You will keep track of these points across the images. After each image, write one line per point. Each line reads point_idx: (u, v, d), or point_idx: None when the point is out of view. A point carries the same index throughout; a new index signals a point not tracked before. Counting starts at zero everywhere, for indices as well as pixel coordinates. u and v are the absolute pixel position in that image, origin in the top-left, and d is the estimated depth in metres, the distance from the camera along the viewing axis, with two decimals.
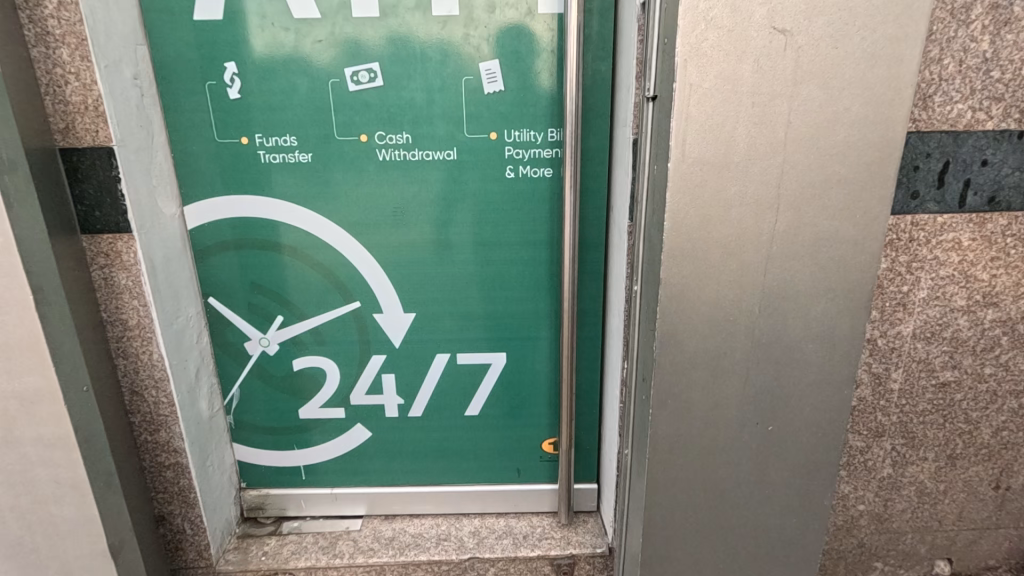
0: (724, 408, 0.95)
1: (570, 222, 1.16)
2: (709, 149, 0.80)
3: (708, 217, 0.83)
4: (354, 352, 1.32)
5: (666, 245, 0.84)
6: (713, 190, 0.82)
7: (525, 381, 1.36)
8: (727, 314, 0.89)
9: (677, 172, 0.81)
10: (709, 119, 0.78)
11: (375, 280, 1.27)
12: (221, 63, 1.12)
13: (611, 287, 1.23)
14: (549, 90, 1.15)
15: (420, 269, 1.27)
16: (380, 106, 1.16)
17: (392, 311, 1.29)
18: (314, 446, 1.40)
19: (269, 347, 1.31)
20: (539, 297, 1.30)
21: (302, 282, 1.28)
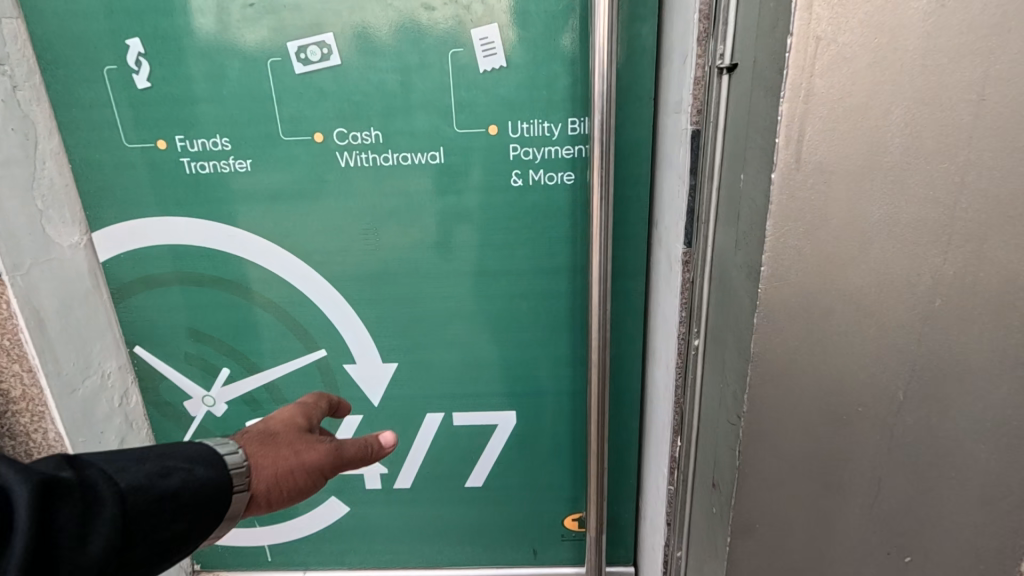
0: (837, 536, 0.62)
1: (599, 247, 0.86)
2: (843, 147, 0.48)
3: (833, 259, 0.51)
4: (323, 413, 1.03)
5: (761, 303, 0.53)
6: (847, 217, 0.50)
7: (541, 446, 1.06)
8: (857, 408, 0.57)
9: (786, 187, 0.49)
10: (847, 97, 0.46)
11: (344, 322, 0.98)
12: (122, 40, 0.83)
13: (656, 330, 0.92)
14: (568, 65, 0.84)
15: (402, 308, 0.97)
16: (338, 93, 0.85)
17: (367, 361, 1.00)
18: (279, 523, 1.13)
19: (216, 407, 1.04)
20: (558, 341, 0.99)
21: (252, 326, 0.99)
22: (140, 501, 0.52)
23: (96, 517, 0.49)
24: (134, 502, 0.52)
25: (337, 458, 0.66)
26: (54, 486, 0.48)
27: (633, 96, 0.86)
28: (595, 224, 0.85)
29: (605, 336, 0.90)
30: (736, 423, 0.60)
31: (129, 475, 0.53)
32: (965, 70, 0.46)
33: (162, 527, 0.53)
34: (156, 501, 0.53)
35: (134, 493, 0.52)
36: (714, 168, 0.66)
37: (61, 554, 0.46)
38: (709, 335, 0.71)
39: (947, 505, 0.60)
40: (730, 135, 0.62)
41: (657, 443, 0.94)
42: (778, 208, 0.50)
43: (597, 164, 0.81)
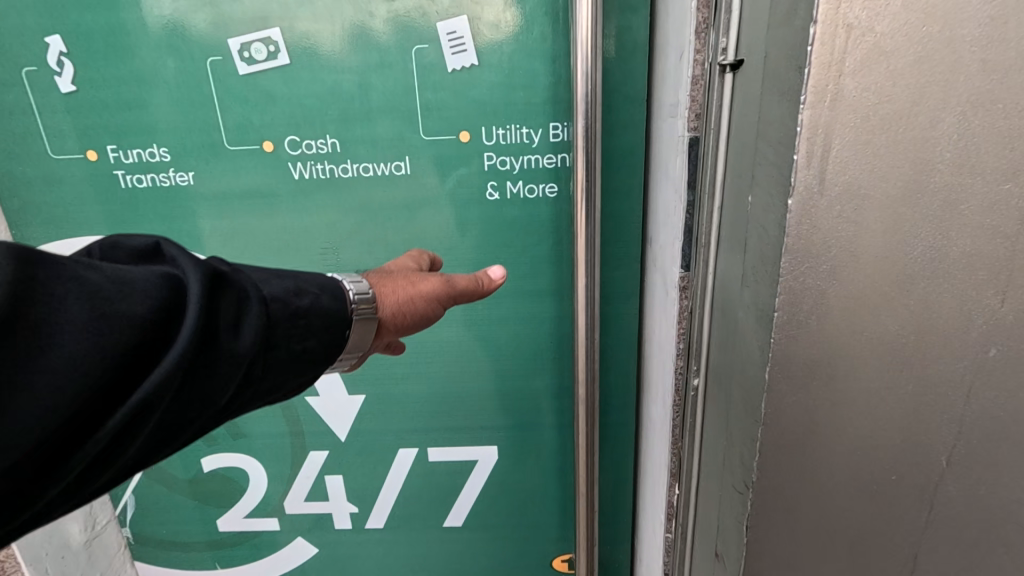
0: None
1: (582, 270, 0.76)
2: (878, 165, 0.38)
3: (863, 302, 0.41)
4: (284, 449, 0.94)
5: (772, 355, 0.43)
6: (882, 252, 0.40)
7: (527, 481, 0.97)
8: (891, 478, 0.47)
9: (805, 216, 0.39)
10: (885, 103, 0.36)
11: None
12: (41, 38, 0.73)
13: (651, 360, 0.82)
14: (548, 63, 0.74)
15: None
16: (288, 96, 0.75)
17: (332, 394, 0.91)
18: (241, 566, 1.04)
19: None
20: (542, 369, 0.89)
21: None
22: (283, 309, 0.51)
23: (250, 315, 0.49)
24: (276, 311, 0.51)
25: (458, 289, 0.63)
26: (217, 278, 0.49)
27: (622, 97, 0.76)
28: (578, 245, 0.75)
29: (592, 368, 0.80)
30: (743, 491, 0.50)
31: (270, 286, 0.52)
32: None
33: (296, 341, 0.52)
34: (299, 313, 0.52)
35: (275, 303, 0.51)
36: (717, 183, 0.56)
37: (217, 329, 0.46)
38: (710, 376, 0.61)
39: None
40: (734, 145, 0.52)
41: (653, 483, 0.84)
42: (793, 241, 0.40)
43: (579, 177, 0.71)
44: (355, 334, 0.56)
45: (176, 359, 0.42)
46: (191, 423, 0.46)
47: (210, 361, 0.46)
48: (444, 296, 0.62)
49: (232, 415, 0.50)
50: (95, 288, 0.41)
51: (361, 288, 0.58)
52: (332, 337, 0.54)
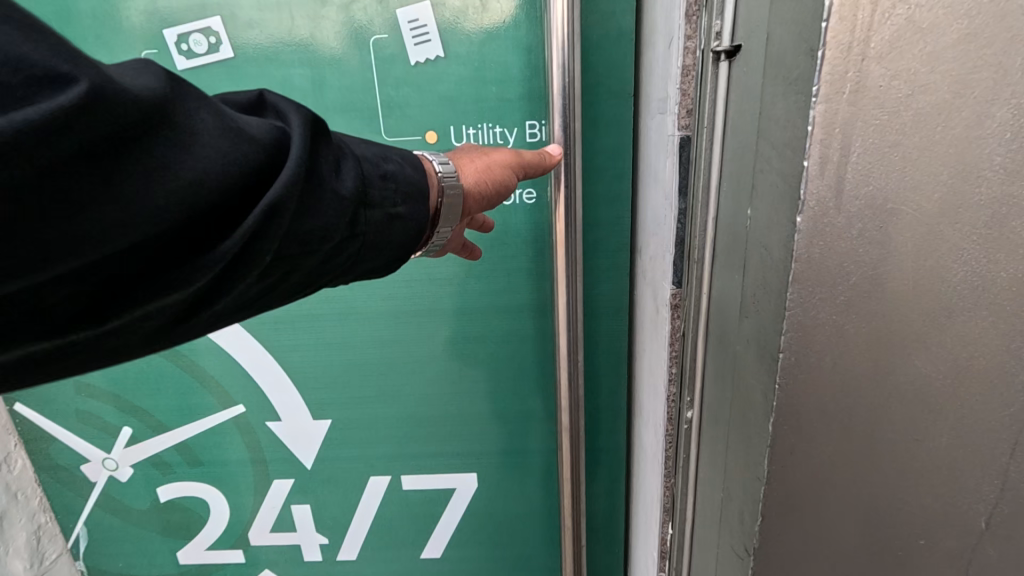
0: None
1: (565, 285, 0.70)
2: (908, 173, 0.30)
3: (885, 339, 0.34)
4: (246, 477, 0.87)
5: (777, 404, 0.36)
6: (910, 279, 0.32)
7: (508, 507, 0.90)
8: (919, 542, 0.39)
9: (818, 238, 0.32)
10: (917, 97, 0.29)
11: (264, 373, 0.82)
12: None
13: (643, 381, 0.75)
14: (519, 52, 0.67)
15: (333, 355, 0.81)
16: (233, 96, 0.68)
17: (296, 417, 0.84)
18: None
19: (119, 471, 0.87)
20: (523, 389, 0.82)
21: (151, 378, 0.82)
22: (382, 169, 0.50)
23: (350, 165, 0.48)
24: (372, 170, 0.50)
25: (529, 165, 0.61)
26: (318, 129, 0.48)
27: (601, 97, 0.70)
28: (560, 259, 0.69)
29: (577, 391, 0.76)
30: (743, 555, 0.43)
31: (364, 149, 0.51)
32: None
33: (390, 205, 0.50)
34: (397, 178, 0.51)
35: (368, 164, 0.50)
36: (711, 190, 0.48)
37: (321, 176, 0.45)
38: (705, 409, 0.53)
39: None
40: (732, 146, 0.44)
41: (642, 511, 0.78)
42: (803, 270, 0.32)
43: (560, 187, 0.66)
44: (443, 201, 0.54)
45: (285, 182, 0.42)
46: (290, 263, 0.45)
47: (314, 201, 0.44)
48: (517, 170, 0.60)
49: (327, 277, 0.49)
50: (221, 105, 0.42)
51: (440, 159, 0.56)
52: (422, 209, 0.52)
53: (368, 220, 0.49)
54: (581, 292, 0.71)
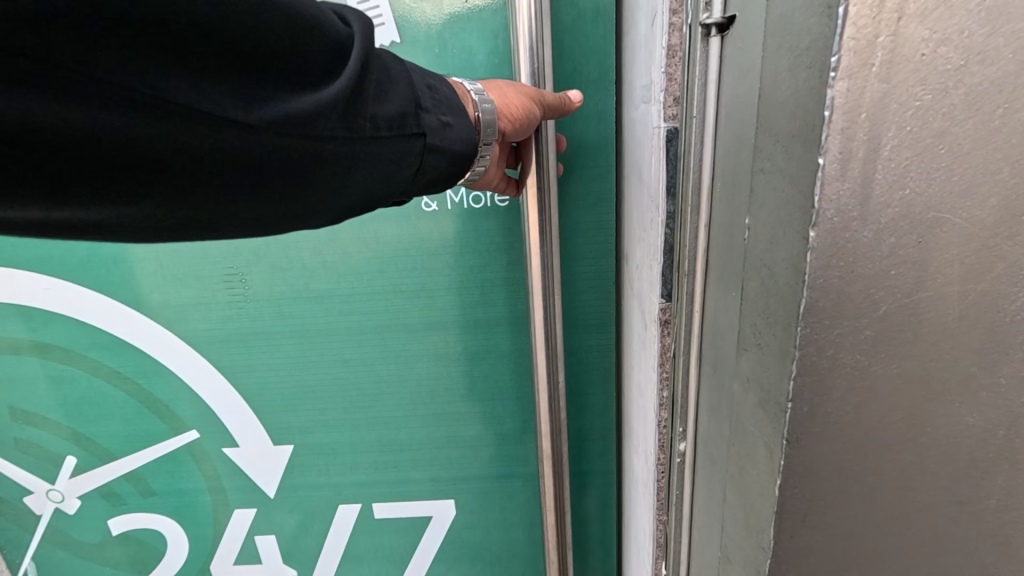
0: None
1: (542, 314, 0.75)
2: (955, 170, 0.23)
3: (921, 387, 0.26)
4: (196, 499, 1.08)
5: (785, 463, 0.28)
6: (953, 311, 0.25)
7: (489, 492, 1.08)
8: None
9: (836, 259, 0.24)
10: (972, 68, 0.21)
11: (232, 408, 1.02)
12: None
13: (633, 403, 0.68)
14: (481, 36, 0.78)
15: (307, 383, 1.00)
16: None
17: (252, 445, 1.05)
18: None
19: (65, 503, 1.08)
20: (484, 395, 1.00)
21: (99, 412, 1.02)
22: (433, 81, 0.52)
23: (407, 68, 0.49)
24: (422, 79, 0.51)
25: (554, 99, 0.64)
26: None
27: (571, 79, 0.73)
28: (536, 288, 0.74)
29: (557, 421, 0.81)
30: None
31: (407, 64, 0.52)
32: None
33: (441, 114, 0.50)
34: (444, 92, 0.51)
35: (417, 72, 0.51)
36: (702, 192, 0.41)
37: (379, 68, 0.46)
38: (699, 443, 0.47)
39: None
40: (725, 140, 0.37)
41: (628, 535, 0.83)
42: (817, 298, 0.25)
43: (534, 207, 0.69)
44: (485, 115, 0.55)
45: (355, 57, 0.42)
46: (350, 145, 0.43)
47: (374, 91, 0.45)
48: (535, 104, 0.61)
49: (385, 181, 0.47)
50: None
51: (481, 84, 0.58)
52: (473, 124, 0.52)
53: (425, 125, 0.49)
54: (558, 318, 0.77)
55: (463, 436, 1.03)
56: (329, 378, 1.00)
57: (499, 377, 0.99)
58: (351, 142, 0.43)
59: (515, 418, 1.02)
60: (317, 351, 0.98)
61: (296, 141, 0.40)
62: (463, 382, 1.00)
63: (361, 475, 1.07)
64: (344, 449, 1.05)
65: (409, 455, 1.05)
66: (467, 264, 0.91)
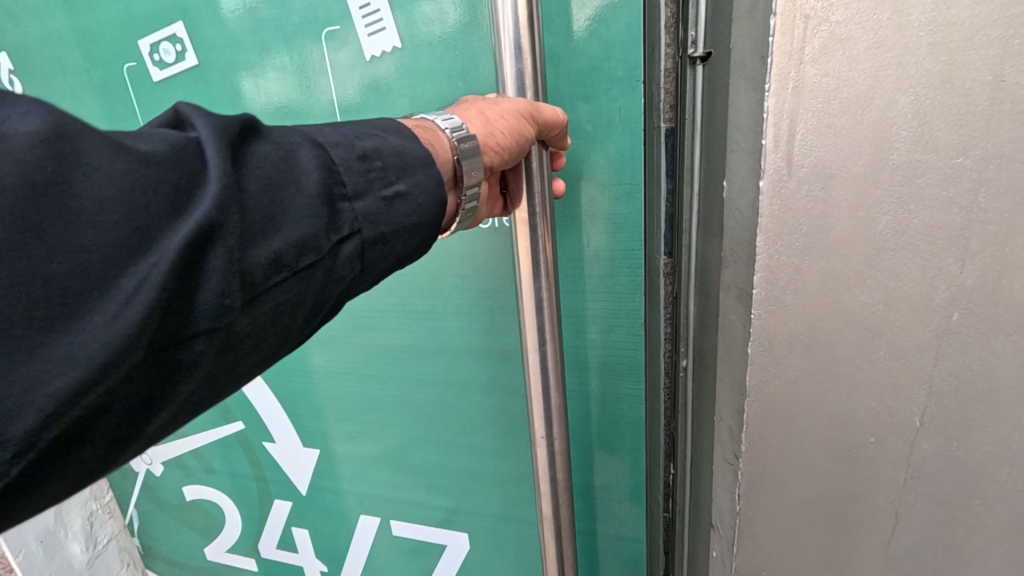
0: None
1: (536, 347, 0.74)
2: (840, 142, 0.40)
3: (831, 280, 0.44)
4: (249, 485, 1.31)
5: (756, 329, 0.47)
6: (846, 230, 0.42)
7: (495, 515, 1.16)
8: (869, 440, 0.50)
9: (777, 197, 0.42)
10: (846, 87, 0.39)
11: (268, 409, 1.22)
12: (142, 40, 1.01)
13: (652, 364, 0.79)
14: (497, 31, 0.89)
15: (343, 384, 1.15)
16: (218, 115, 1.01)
17: (287, 442, 1.24)
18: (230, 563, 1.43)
19: (154, 468, 1.35)
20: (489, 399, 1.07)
21: None
22: (388, 149, 0.53)
23: (314, 169, 0.49)
24: (334, 152, 0.51)
25: (543, 114, 0.65)
26: (246, 134, 0.49)
27: None
28: (531, 328, 0.74)
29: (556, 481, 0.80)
30: (732, 461, 0.54)
31: (328, 133, 0.52)
32: (987, 43, 0.38)
33: (382, 188, 0.52)
34: (388, 159, 0.52)
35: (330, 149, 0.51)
36: (693, 170, 0.59)
37: (261, 186, 0.47)
38: (697, 355, 0.64)
39: (980, 539, 0.52)
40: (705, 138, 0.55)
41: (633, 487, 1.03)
42: (770, 220, 0.43)
43: (527, 232, 0.69)
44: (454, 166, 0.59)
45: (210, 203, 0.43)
46: (254, 297, 0.46)
47: (267, 220, 0.47)
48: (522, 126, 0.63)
49: (333, 287, 0.51)
50: (141, 144, 0.44)
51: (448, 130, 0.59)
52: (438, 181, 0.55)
53: (358, 212, 0.50)
54: (558, 359, 0.76)
55: (469, 444, 1.12)
56: (350, 390, 1.15)
57: (503, 406, 1.06)
58: (263, 288, 0.46)
59: (509, 448, 1.09)
60: (347, 360, 1.13)
61: (188, 326, 0.43)
62: (470, 375, 1.06)
63: (383, 488, 1.22)
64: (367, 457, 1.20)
65: (421, 476, 1.18)
66: (473, 286, 1.00)
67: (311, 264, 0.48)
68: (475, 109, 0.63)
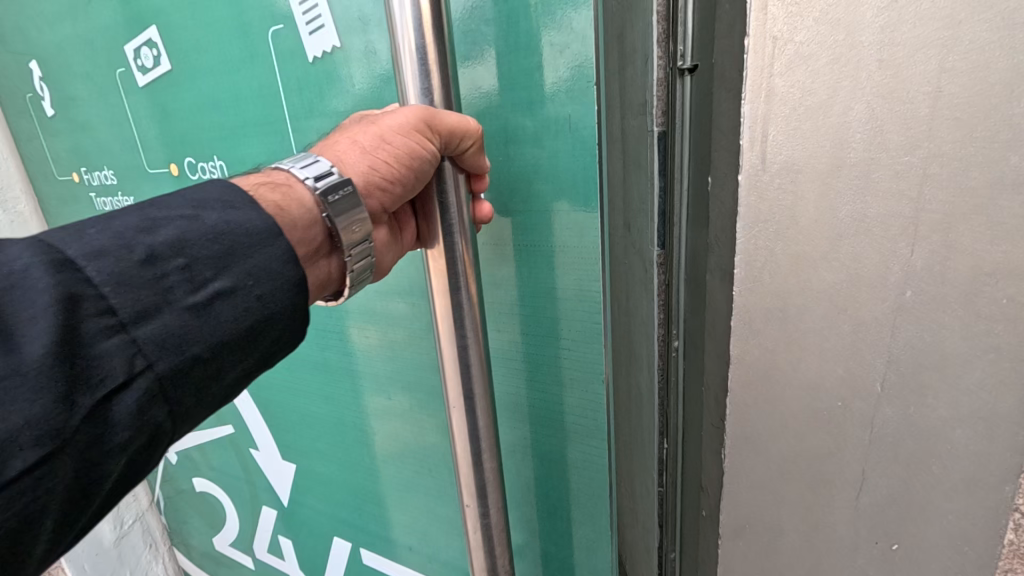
0: (797, 529, 0.63)
1: (461, 402, 0.67)
2: (805, 142, 0.48)
3: (797, 262, 0.52)
4: (244, 486, 1.37)
5: (738, 302, 0.56)
6: (812, 218, 0.50)
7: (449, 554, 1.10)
8: (837, 405, 0.57)
9: (755, 188, 0.51)
10: (807, 98, 0.47)
11: (252, 416, 1.27)
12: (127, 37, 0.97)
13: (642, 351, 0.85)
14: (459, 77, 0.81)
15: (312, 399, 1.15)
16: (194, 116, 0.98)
17: (270, 450, 1.28)
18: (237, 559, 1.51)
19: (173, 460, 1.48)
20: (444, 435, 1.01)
21: None
22: (212, 233, 0.52)
23: (47, 312, 0.44)
24: (82, 279, 0.46)
25: (444, 124, 0.59)
26: None
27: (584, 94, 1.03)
28: (455, 386, 0.66)
29: None
30: (719, 425, 0.63)
31: (73, 248, 0.47)
32: (925, 61, 0.45)
33: (187, 299, 0.49)
34: (200, 258, 0.50)
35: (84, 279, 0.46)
36: (684, 172, 0.66)
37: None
38: (690, 335, 0.71)
39: (935, 495, 0.59)
40: (694, 143, 0.64)
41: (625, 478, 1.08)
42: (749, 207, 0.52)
43: (440, 276, 0.63)
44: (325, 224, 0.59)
45: None
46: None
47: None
48: (415, 159, 0.61)
49: (115, 436, 0.46)
50: None
51: (313, 184, 0.57)
52: (287, 245, 0.53)
53: (126, 343, 0.46)
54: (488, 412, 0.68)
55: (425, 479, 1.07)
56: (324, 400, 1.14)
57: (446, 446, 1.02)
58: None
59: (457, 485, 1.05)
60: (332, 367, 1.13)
61: None
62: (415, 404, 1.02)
63: (354, 514, 1.20)
64: (336, 482, 1.20)
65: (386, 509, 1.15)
66: (418, 314, 0.93)
67: (37, 458, 0.42)
68: (367, 143, 0.62)
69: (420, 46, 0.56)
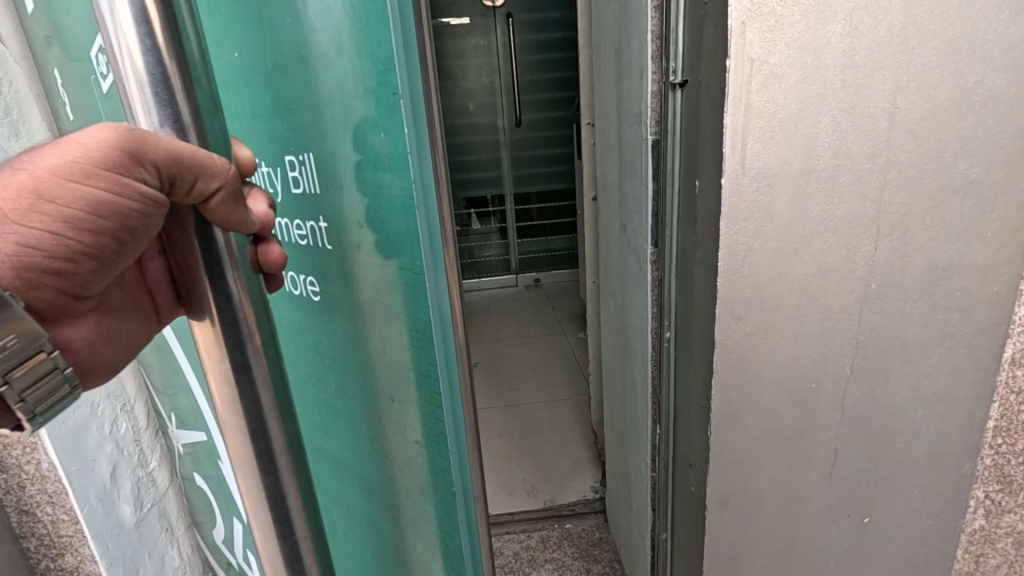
0: (776, 501, 0.69)
1: (264, 508, 0.36)
2: (781, 148, 0.55)
3: (777, 256, 0.58)
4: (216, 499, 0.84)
5: (725, 292, 0.60)
6: (786, 216, 0.57)
7: None
8: (812, 386, 0.63)
9: (736, 190, 0.56)
10: (783, 112, 0.54)
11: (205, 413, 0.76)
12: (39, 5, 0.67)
13: (637, 344, 0.92)
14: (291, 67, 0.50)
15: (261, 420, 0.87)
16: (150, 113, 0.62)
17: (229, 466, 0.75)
18: None
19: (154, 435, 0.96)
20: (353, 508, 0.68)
21: None
22: None
23: None
24: None
25: (169, 150, 0.29)
26: None
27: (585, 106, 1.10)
28: (250, 486, 0.35)
29: None
30: (706, 406, 0.68)
31: None
32: (882, 81, 0.52)
33: None
34: None
35: None
36: (674, 175, 0.72)
37: None
38: (679, 327, 0.77)
39: (899, 468, 0.66)
40: (683, 149, 0.69)
41: (620, 465, 1.14)
42: (735, 204, 0.57)
43: (213, 344, 0.32)
44: None
45: None
46: None
47: None
48: (115, 210, 0.30)
49: None
50: None
51: None
52: None
53: None
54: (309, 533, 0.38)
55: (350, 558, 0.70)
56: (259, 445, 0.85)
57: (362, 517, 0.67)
58: None
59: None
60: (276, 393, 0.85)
61: None
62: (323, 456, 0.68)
63: None
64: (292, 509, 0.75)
65: None
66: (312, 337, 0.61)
67: None
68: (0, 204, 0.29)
69: (145, 54, 0.28)
